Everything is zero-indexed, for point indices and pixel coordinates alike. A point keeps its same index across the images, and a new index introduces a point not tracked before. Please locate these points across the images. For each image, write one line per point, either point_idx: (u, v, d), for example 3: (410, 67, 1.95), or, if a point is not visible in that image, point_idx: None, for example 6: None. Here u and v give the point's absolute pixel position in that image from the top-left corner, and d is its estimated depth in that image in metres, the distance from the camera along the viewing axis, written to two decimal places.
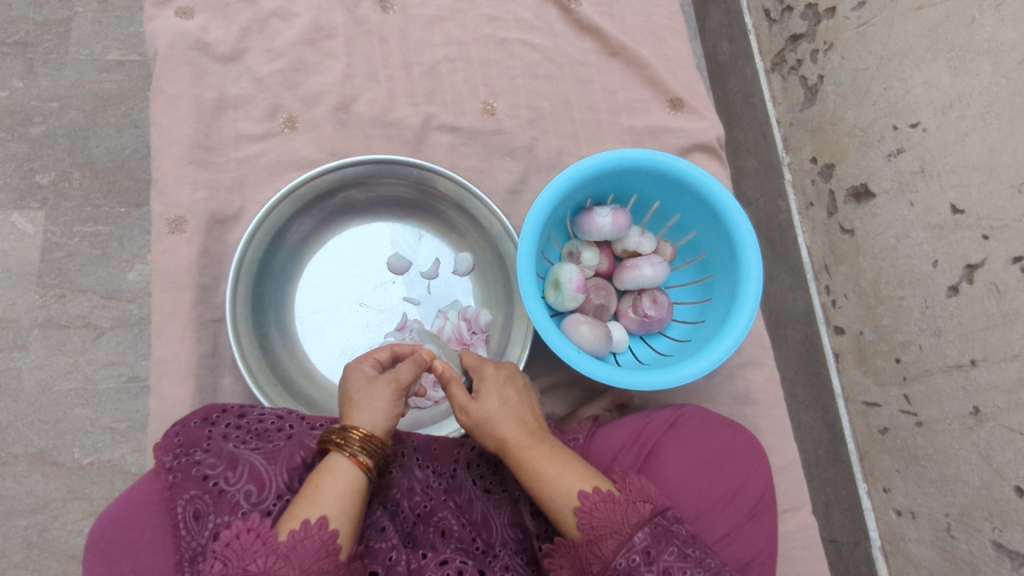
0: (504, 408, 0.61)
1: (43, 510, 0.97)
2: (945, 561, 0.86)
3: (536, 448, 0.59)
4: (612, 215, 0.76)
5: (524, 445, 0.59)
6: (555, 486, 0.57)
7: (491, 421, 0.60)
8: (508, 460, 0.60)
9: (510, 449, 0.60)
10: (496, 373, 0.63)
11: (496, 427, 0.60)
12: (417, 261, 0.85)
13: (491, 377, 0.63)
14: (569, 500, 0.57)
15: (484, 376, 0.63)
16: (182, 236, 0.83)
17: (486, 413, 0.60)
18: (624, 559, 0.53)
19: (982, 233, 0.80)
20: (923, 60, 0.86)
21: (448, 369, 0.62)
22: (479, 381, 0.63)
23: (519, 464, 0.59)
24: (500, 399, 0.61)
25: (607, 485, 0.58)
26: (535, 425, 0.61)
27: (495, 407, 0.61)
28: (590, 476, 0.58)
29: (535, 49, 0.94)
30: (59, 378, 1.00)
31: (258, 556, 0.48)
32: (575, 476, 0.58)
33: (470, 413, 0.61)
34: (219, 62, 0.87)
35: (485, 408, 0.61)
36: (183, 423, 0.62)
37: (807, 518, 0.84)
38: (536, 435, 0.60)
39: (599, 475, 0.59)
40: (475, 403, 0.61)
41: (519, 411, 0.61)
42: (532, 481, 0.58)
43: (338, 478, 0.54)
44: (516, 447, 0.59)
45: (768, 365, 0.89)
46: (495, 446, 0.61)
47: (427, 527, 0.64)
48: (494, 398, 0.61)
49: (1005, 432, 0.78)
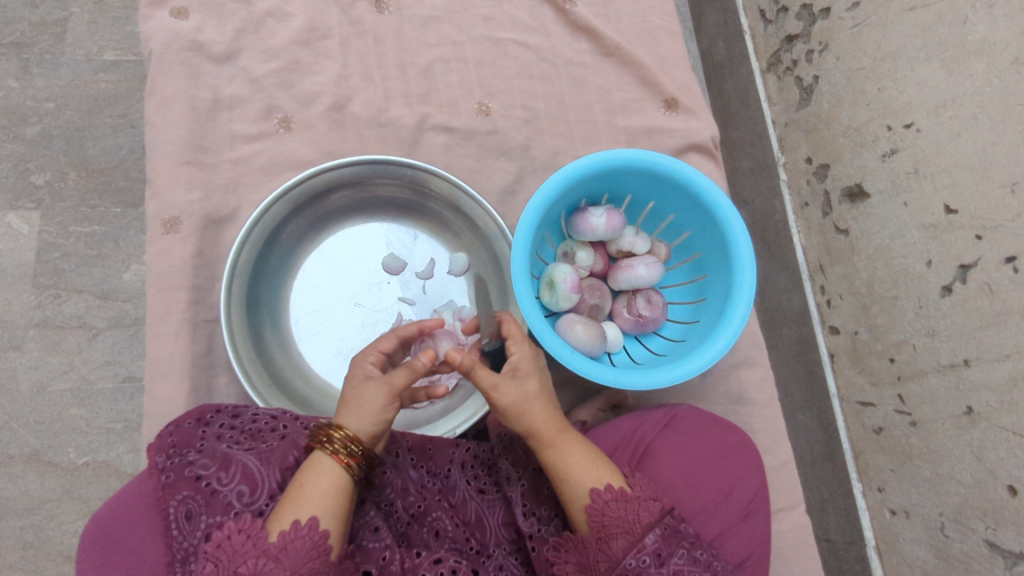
0: (543, 391, 0.61)
1: (38, 510, 0.97)
2: (939, 560, 0.86)
3: (569, 433, 0.61)
4: (606, 215, 0.76)
5: (559, 429, 0.61)
6: (585, 471, 0.59)
7: (531, 401, 0.60)
8: (537, 441, 0.60)
9: (545, 431, 0.60)
10: (534, 356, 0.63)
11: (533, 408, 0.60)
12: (412, 261, 0.85)
13: (531, 359, 0.62)
14: (584, 492, 0.58)
15: (523, 358, 0.62)
16: (177, 236, 0.83)
17: (528, 393, 0.60)
18: (634, 560, 0.53)
19: (975, 232, 0.80)
20: (916, 60, 0.86)
21: (466, 360, 0.58)
22: (518, 362, 0.61)
23: (549, 448, 0.60)
24: (541, 383, 0.61)
25: (618, 481, 0.59)
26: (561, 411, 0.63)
27: (537, 388, 0.61)
28: (606, 471, 0.59)
29: (530, 50, 0.94)
30: (54, 378, 1.00)
31: (249, 557, 0.49)
32: (601, 465, 0.60)
33: (510, 392, 0.59)
34: (214, 62, 0.87)
35: (527, 390, 0.60)
36: (176, 423, 0.62)
37: (801, 517, 0.84)
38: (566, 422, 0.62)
39: (613, 471, 0.60)
40: (517, 382, 0.60)
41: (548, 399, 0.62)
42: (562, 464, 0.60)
43: (322, 476, 0.55)
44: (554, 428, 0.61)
45: (762, 365, 0.89)
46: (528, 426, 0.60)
47: (422, 527, 0.64)
48: (536, 381, 0.61)
49: (998, 432, 0.78)
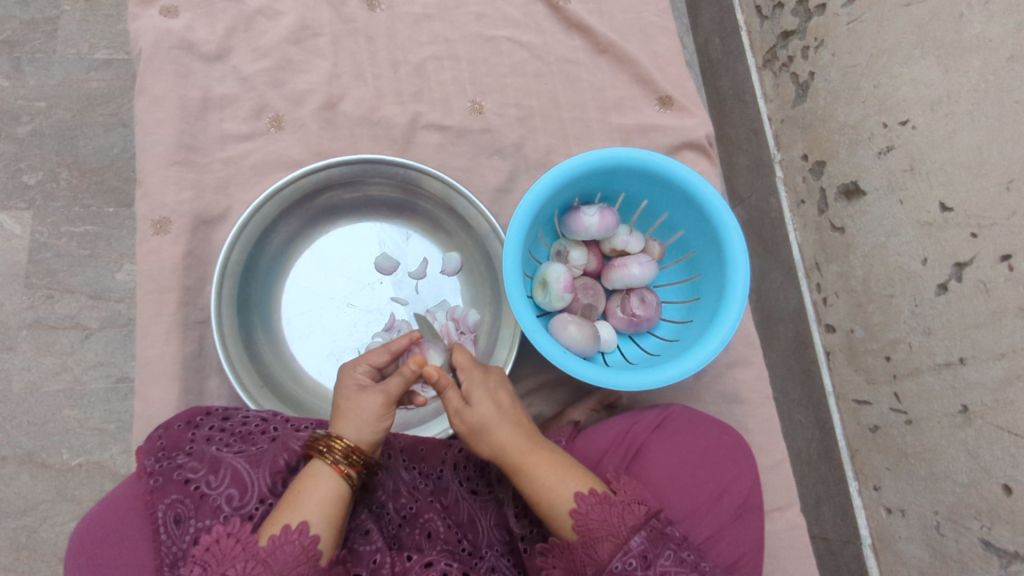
0: (499, 412, 0.60)
1: (32, 511, 0.97)
2: (935, 560, 0.86)
3: (535, 452, 0.59)
4: (599, 214, 0.76)
5: (522, 449, 0.59)
6: (556, 491, 0.58)
7: (486, 426, 0.59)
8: (505, 465, 0.60)
9: (510, 454, 0.59)
10: (483, 377, 0.61)
11: (491, 433, 0.59)
12: (405, 261, 0.85)
13: (479, 381, 0.61)
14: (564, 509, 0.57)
15: (473, 380, 0.61)
16: (167, 237, 0.82)
17: (480, 418, 0.59)
18: (621, 563, 0.53)
19: (970, 230, 0.80)
20: (912, 57, 0.85)
21: (443, 377, 0.59)
22: (468, 385, 0.60)
23: (519, 471, 0.59)
24: (493, 405, 0.60)
25: (601, 487, 0.59)
26: (529, 428, 0.61)
27: (490, 411, 0.60)
28: (586, 479, 0.59)
29: (523, 47, 0.93)
30: (47, 379, 1.00)
31: (238, 561, 0.49)
32: (569, 481, 0.58)
33: (465, 418, 0.60)
34: (204, 61, 0.86)
35: (479, 413, 0.59)
36: (166, 426, 0.62)
37: (795, 517, 0.84)
38: (531, 438, 0.60)
39: (595, 478, 0.60)
40: (469, 408, 0.60)
41: (512, 415, 0.61)
42: (531, 486, 0.58)
43: (319, 484, 0.54)
44: (515, 450, 0.59)
45: (757, 364, 0.88)
46: (492, 451, 0.60)
47: (413, 529, 0.64)
48: (487, 404, 0.60)
49: (994, 431, 0.78)
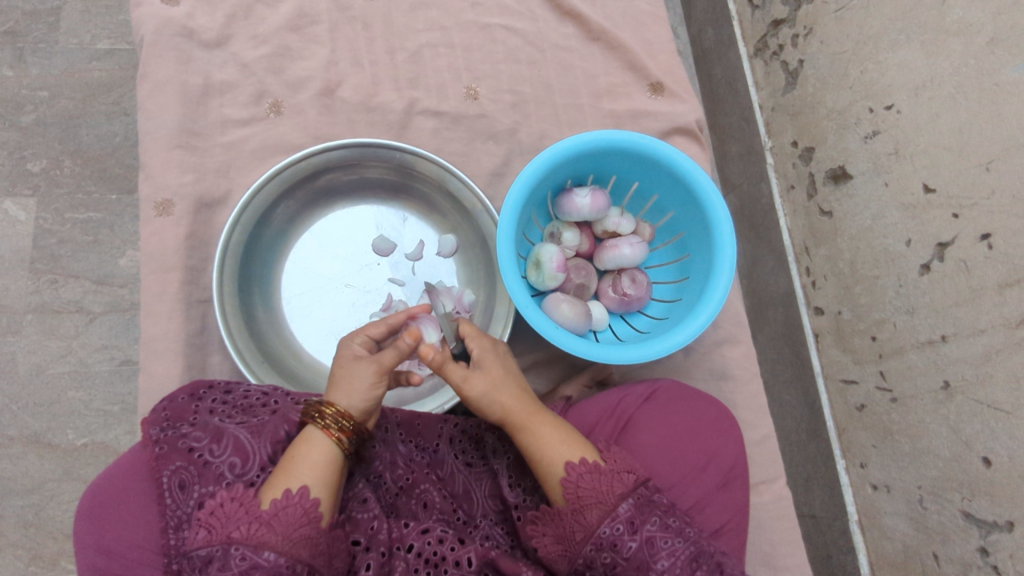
0: (509, 377, 0.63)
1: (39, 490, 0.99)
2: (918, 532, 0.88)
3: (539, 415, 0.62)
4: (591, 196, 0.78)
5: (529, 412, 0.62)
6: (555, 453, 0.61)
7: (497, 390, 0.62)
8: (511, 426, 0.62)
9: (515, 416, 0.62)
10: (494, 345, 0.64)
11: (502, 396, 0.62)
12: (402, 243, 0.87)
13: (492, 347, 0.64)
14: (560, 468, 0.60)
15: (484, 347, 0.64)
16: (170, 218, 0.84)
17: (491, 381, 0.62)
18: (609, 528, 0.55)
19: (952, 211, 0.82)
20: (897, 42, 0.87)
21: (439, 355, 0.60)
22: (481, 351, 0.63)
23: (521, 431, 0.62)
24: (504, 370, 0.63)
25: (592, 456, 0.61)
26: (532, 395, 0.64)
27: (502, 375, 0.63)
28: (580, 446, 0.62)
29: (517, 35, 0.95)
30: (52, 361, 1.02)
31: (242, 523, 0.51)
32: (573, 444, 0.61)
33: (475, 382, 0.61)
34: (205, 48, 0.88)
35: (490, 376, 0.62)
36: (170, 398, 0.64)
37: (782, 490, 0.86)
38: (536, 403, 0.63)
39: (586, 445, 0.62)
40: (480, 371, 0.62)
41: (518, 382, 0.64)
42: (537, 449, 0.61)
43: (314, 449, 0.57)
44: (521, 413, 0.62)
45: (745, 343, 0.91)
46: (499, 414, 0.62)
47: (410, 499, 0.66)
48: (498, 368, 0.63)
49: (974, 405, 0.80)
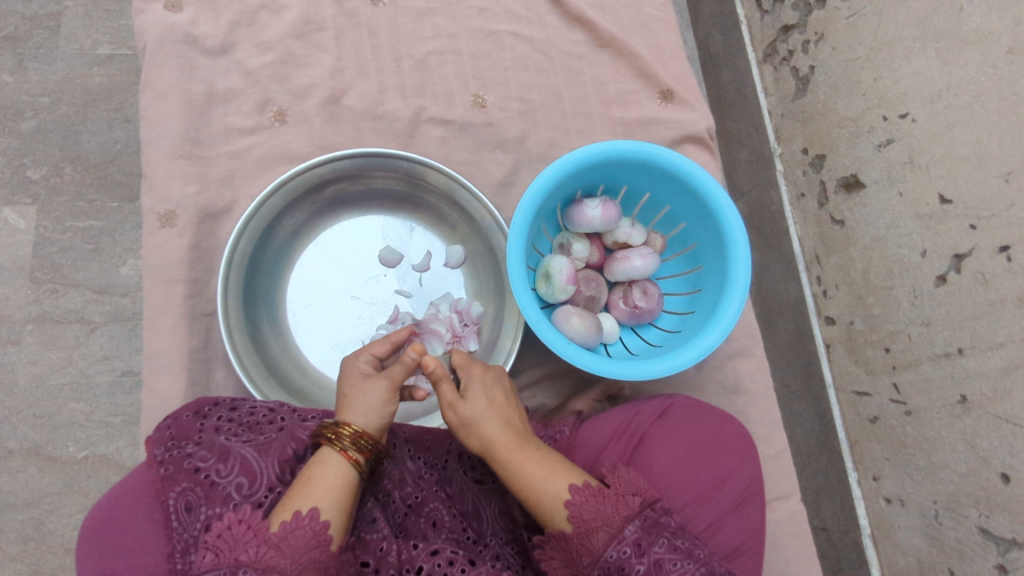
0: (492, 408, 0.61)
1: (39, 504, 0.97)
2: (933, 548, 0.87)
3: (522, 451, 0.59)
4: (601, 206, 0.76)
5: (509, 447, 0.59)
6: (540, 488, 0.57)
7: (477, 420, 0.60)
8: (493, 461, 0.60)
9: (497, 450, 0.59)
10: (483, 372, 0.63)
11: (483, 428, 0.60)
12: (409, 254, 0.85)
13: (478, 375, 0.62)
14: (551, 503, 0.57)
15: (471, 376, 0.63)
16: (173, 230, 0.83)
17: (473, 412, 0.60)
18: (615, 551, 0.54)
19: (969, 222, 0.80)
20: (912, 50, 0.86)
21: (439, 368, 0.62)
22: (466, 379, 0.62)
23: (504, 466, 0.59)
24: (487, 400, 0.61)
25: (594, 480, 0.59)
26: (518, 428, 0.61)
27: (483, 408, 0.60)
28: (571, 476, 0.58)
29: (525, 41, 0.94)
30: (53, 372, 1.00)
31: (250, 546, 0.49)
32: (559, 478, 0.58)
33: (458, 411, 0.61)
34: (208, 55, 0.87)
35: (471, 407, 0.60)
36: (174, 416, 0.63)
37: (796, 506, 0.85)
38: (521, 437, 0.60)
39: (582, 473, 0.59)
40: (463, 402, 0.61)
41: (505, 412, 0.61)
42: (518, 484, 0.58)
43: (328, 471, 0.55)
44: (502, 448, 0.59)
45: (758, 355, 0.89)
46: (479, 447, 0.60)
47: (419, 518, 0.64)
48: (480, 399, 0.61)
49: (992, 420, 0.78)
